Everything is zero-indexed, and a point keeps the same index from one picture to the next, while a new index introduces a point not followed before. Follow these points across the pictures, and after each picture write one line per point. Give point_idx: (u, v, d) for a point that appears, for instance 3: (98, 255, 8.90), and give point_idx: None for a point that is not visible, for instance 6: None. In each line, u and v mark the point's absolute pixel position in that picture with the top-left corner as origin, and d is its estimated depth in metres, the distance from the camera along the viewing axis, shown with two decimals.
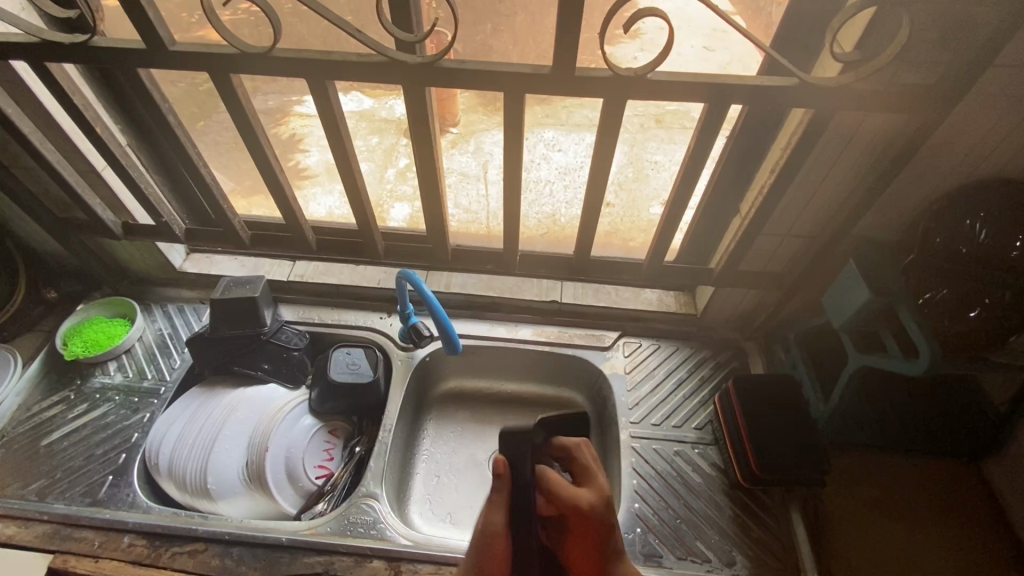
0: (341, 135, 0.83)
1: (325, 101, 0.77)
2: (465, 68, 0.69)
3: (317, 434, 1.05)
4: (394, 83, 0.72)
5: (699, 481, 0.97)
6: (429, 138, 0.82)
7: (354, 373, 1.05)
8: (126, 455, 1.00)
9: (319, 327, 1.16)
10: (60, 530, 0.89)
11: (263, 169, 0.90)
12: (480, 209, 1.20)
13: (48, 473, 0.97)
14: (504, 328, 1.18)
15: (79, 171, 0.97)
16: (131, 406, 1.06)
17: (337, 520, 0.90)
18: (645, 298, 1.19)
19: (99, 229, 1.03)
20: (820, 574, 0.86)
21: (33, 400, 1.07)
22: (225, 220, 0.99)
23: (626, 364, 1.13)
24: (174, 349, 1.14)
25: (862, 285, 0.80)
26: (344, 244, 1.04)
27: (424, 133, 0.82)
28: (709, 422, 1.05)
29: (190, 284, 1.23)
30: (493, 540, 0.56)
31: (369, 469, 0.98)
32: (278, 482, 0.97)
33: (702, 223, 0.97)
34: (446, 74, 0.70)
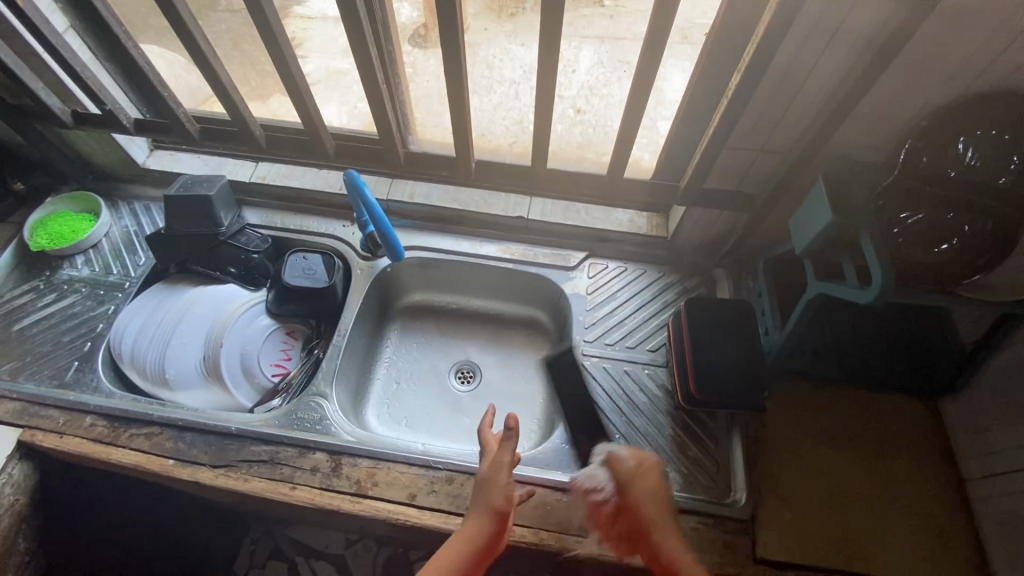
0: (265, 13, 0.76)
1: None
2: None
3: (273, 334, 1.06)
4: None
5: (644, 401, 0.98)
6: (361, 23, 0.76)
7: (310, 278, 1.04)
8: (91, 343, 1.03)
9: (281, 231, 1.15)
10: (29, 408, 0.95)
11: (194, 52, 0.85)
12: (442, 112, 1.05)
13: (20, 356, 1.02)
14: (467, 244, 1.15)
15: (17, 52, 0.92)
16: (96, 298, 1.08)
17: (286, 415, 0.94)
18: (616, 218, 1.13)
19: (49, 118, 1.00)
20: (750, 494, 0.87)
21: (5, 288, 1.10)
22: (171, 113, 0.96)
23: (588, 285, 1.10)
24: (139, 246, 1.15)
25: (827, 206, 0.74)
26: (294, 142, 1.01)
27: (355, 18, 0.76)
28: (664, 346, 1.04)
29: (155, 182, 1.21)
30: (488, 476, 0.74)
31: (321, 369, 1.01)
32: (234, 378, 1.01)
33: (672, 135, 0.90)
34: None
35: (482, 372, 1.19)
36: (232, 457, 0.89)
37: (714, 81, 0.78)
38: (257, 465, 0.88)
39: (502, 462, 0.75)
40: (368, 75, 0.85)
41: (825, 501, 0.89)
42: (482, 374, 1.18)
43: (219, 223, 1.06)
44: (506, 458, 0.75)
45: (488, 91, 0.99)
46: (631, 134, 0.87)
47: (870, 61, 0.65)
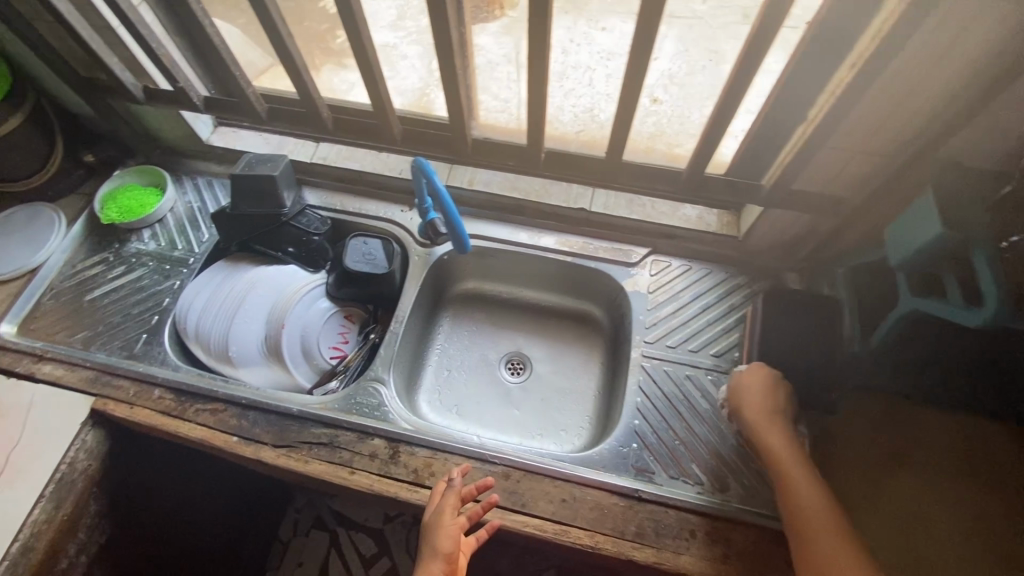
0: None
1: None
2: None
3: (332, 317, 1.07)
4: None
5: (707, 408, 0.95)
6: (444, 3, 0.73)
7: (370, 264, 1.04)
8: (158, 317, 1.06)
9: (340, 214, 1.14)
10: (101, 377, 0.98)
11: (269, 29, 0.83)
12: (510, 96, 1.01)
13: (91, 325, 1.05)
14: (525, 234, 1.12)
15: (92, 25, 0.92)
16: (163, 273, 1.11)
17: (345, 399, 0.95)
18: (683, 215, 1.09)
19: (122, 93, 1.02)
20: None
21: (77, 259, 1.13)
22: (240, 92, 0.95)
23: (650, 283, 1.06)
24: (202, 222, 1.16)
25: (934, 217, 0.68)
26: (362, 126, 0.99)
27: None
28: (729, 351, 1.00)
29: (218, 159, 1.22)
30: (433, 521, 0.77)
31: (379, 354, 1.01)
32: (294, 358, 1.02)
33: (757, 131, 0.84)
34: None
35: (533, 364, 1.17)
36: (293, 438, 0.91)
37: (816, 76, 0.72)
38: (317, 448, 0.90)
39: (443, 524, 0.76)
40: (443, 57, 0.82)
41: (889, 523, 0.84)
42: (533, 367, 1.17)
43: (283, 204, 1.06)
44: (451, 515, 0.77)
45: (561, 77, 0.95)
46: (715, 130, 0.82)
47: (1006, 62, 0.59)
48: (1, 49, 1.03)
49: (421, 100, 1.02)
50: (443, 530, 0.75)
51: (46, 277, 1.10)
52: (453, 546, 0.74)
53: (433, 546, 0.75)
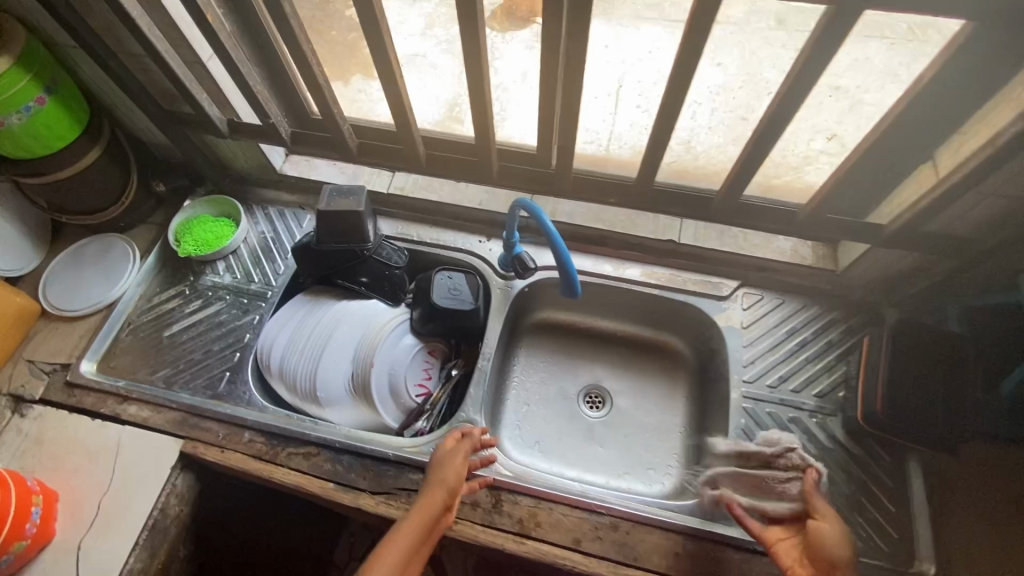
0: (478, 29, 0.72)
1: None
2: None
3: (417, 354, 1.04)
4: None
5: (814, 452, 0.91)
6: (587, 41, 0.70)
7: (455, 299, 1.02)
8: (239, 354, 1.03)
9: (417, 245, 1.12)
10: (188, 419, 0.96)
11: (380, 68, 0.81)
12: (603, 128, 0.97)
13: (173, 363, 1.03)
14: (609, 266, 1.09)
15: (184, 60, 0.90)
16: (241, 307, 1.09)
17: (440, 442, 0.92)
18: (778, 247, 1.06)
19: (207, 127, 0.99)
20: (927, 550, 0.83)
21: (152, 292, 1.11)
22: (336, 127, 0.94)
23: (743, 318, 1.03)
24: (277, 254, 1.14)
25: None
26: (461, 164, 0.99)
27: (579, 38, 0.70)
28: (832, 391, 0.96)
29: (290, 188, 1.19)
30: (444, 458, 0.83)
31: (470, 395, 0.98)
32: (382, 396, 0.99)
33: (878, 169, 0.81)
34: None
35: (613, 399, 1.14)
36: (391, 484, 0.88)
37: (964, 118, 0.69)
38: (417, 495, 0.87)
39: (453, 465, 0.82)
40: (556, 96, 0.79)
41: None
42: (613, 401, 1.14)
43: (365, 239, 1.03)
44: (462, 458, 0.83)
45: None
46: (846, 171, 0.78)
47: None
48: (80, 82, 1.00)
49: (454, 109, 0.97)
50: (452, 468, 0.81)
51: (123, 312, 1.08)
52: (455, 486, 0.80)
53: (439, 482, 0.80)
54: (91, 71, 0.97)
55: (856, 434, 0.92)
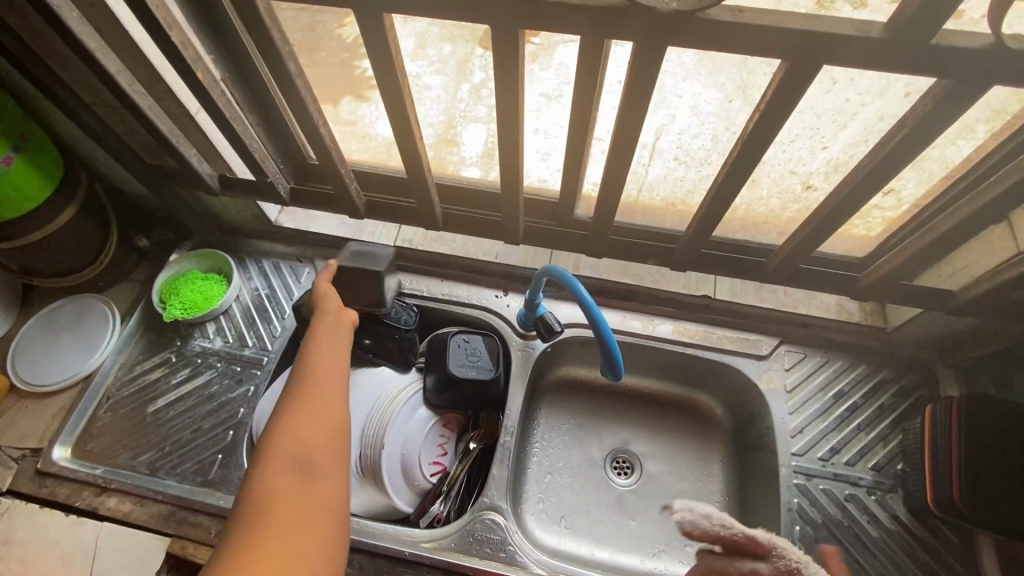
0: (518, 87, 0.64)
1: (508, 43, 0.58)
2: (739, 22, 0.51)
3: (432, 427, 0.94)
4: (619, 37, 0.55)
5: (876, 536, 0.83)
6: (645, 99, 0.61)
7: (474, 366, 0.93)
8: (233, 432, 0.93)
9: (428, 301, 1.02)
10: (175, 513, 0.85)
11: (396, 121, 0.73)
12: (634, 180, 0.88)
13: (157, 444, 0.92)
14: (638, 322, 1.00)
15: (169, 113, 0.80)
16: (234, 376, 0.98)
17: (461, 536, 0.82)
18: (821, 302, 1.00)
19: (195, 182, 0.89)
20: None
21: (134, 360, 1.00)
22: (342, 185, 0.85)
23: (786, 380, 0.95)
24: (273, 314, 1.03)
25: None
26: (479, 223, 0.93)
27: (635, 102, 0.62)
28: (889, 463, 0.88)
29: (286, 240, 1.09)
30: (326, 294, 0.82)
31: (492, 476, 0.88)
32: (394, 479, 0.89)
33: (949, 230, 0.73)
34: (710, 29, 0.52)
35: (643, 464, 1.04)
36: None
37: None
38: None
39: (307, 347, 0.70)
40: None
41: None
42: (643, 466, 1.03)
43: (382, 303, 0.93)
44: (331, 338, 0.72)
45: (700, 163, 0.82)
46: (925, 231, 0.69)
47: None
48: (52, 135, 0.90)
49: (448, 132, 0.85)
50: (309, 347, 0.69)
51: (102, 385, 0.97)
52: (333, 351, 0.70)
53: (313, 354, 0.68)
54: (64, 123, 0.87)
55: (921, 514, 0.83)
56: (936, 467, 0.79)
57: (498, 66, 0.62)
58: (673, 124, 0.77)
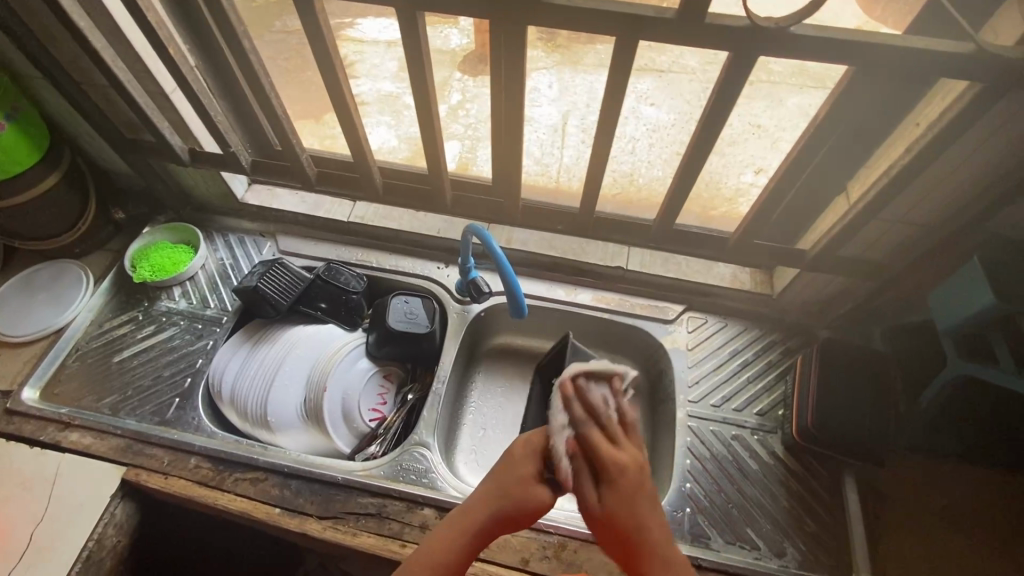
0: (422, 69, 0.78)
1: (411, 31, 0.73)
2: (575, 5, 0.64)
3: (372, 377, 1.05)
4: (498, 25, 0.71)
5: (755, 468, 0.94)
6: (518, 78, 0.75)
7: (411, 323, 1.04)
8: (190, 379, 1.03)
9: (376, 271, 1.14)
10: (132, 445, 0.95)
11: (335, 98, 0.87)
12: (552, 160, 1.05)
13: (120, 389, 1.02)
14: (562, 290, 1.12)
15: (148, 92, 0.94)
16: (195, 333, 1.08)
17: (390, 466, 0.93)
18: (718, 273, 1.11)
19: (168, 155, 1.02)
20: (869, 561, 0.85)
21: (103, 318, 1.10)
22: (295, 157, 0.98)
23: (688, 340, 1.07)
24: (234, 280, 1.14)
25: (985, 287, 0.71)
26: (415, 191, 1.04)
27: (512, 79, 0.75)
28: (772, 409, 1.00)
29: (250, 216, 1.21)
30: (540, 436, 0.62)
31: (422, 418, 0.99)
32: (334, 421, 0.99)
33: (798, 199, 0.87)
34: (552, 10, 0.65)
35: None
36: (339, 508, 0.88)
37: (859, 151, 0.77)
38: (365, 519, 0.88)
39: (533, 440, 0.62)
40: (499, 129, 0.85)
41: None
42: None
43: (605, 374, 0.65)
44: (542, 431, 0.62)
45: None
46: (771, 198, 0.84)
47: None
48: (43, 112, 1.03)
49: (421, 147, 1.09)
50: (537, 438, 0.62)
51: (71, 337, 1.07)
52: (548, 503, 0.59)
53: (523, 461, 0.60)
54: (54, 100, 0.99)
55: (795, 449, 0.95)
56: (800, 405, 0.92)
57: (408, 55, 0.76)
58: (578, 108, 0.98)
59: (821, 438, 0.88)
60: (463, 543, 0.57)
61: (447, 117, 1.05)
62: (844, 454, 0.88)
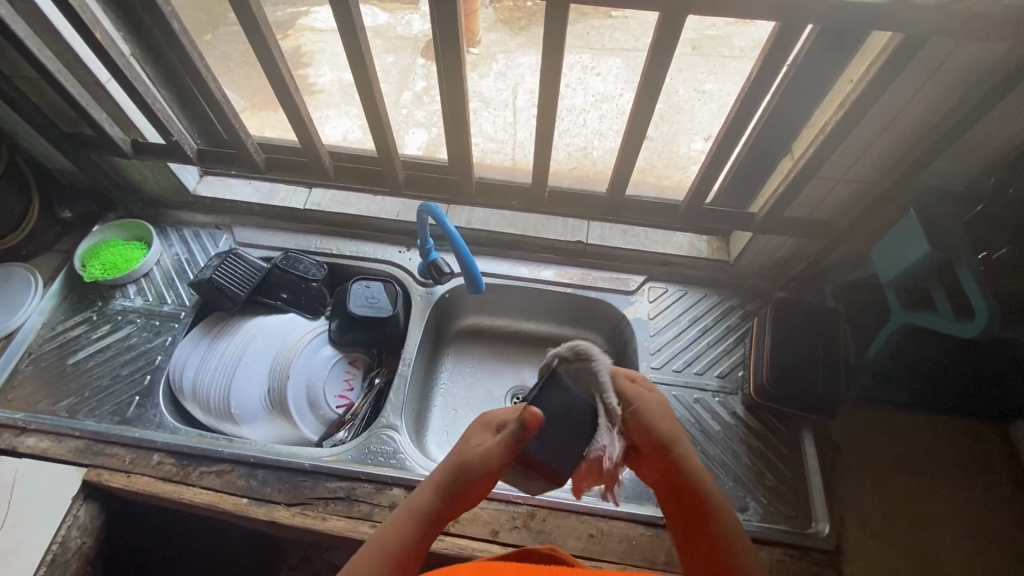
0: (360, 49, 0.76)
1: (344, 7, 0.71)
2: None
3: (336, 364, 1.05)
4: None
5: (718, 429, 0.97)
6: (458, 53, 0.74)
7: (373, 307, 1.03)
8: (150, 376, 1.01)
9: (337, 258, 1.13)
10: (92, 446, 0.93)
11: (277, 85, 0.84)
12: (506, 138, 1.08)
13: (77, 390, 1.00)
14: (525, 269, 1.12)
15: (81, 82, 0.91)
16: (152, 330, 1.06)
17: (358, 449, 0.93)
18: (676, 242, 1.12)
19: (110, 148, 0.99)
20: (827, 510, 0.88)
21: (56, 320, 1.07)
22: (241, 145, 0.96)
23: (650, 310, 1.09)
24: (190, 274, 1.12)
25: (920, 238, 0.73)
26: (366, 172, 1.03)
27: (452, 54, 0.74)
28: (733, 371, 1.03)
29: (204, 208, 1.18)
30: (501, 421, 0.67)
31: (389, 401, 0.98)
32: (300, 409, 0.99)
33: (746, 163, 0.89)
34: None
35: None
36: (307, 495, 0.88)
37: (801, 111, 0.78)
38: (334, 503, 0.88)
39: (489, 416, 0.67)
40: (447, 108, 0.84)
41: (879, 520, 0.89)
42: None
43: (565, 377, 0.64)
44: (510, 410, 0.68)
45: None
46: (717, 164, 0.85)
47: (970, 108, 0.65)
48: None
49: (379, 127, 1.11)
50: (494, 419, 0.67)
51: (23, 342, 1.04)
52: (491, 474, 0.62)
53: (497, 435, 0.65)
54: None
55: (755, 408, 0.98)
56: (757, 365, 0.94)
57: (344, 34, 0.75)
58: (524, 82, 1.09)
59: (778, 396, 0.91)
60: (423, 519, 0.60)
61: (410, 105, 1.14)
62: (799, 409, 0.91)
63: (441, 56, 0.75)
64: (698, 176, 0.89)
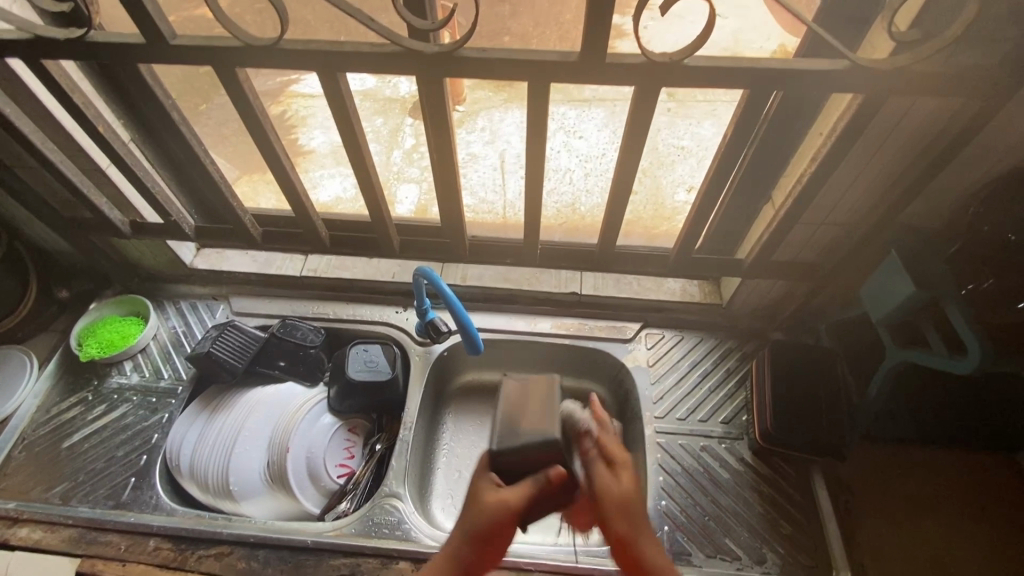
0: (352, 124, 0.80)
1: (335, 88, 0.74)
2: (484, 55, 0.65)
3: (337, 432, 1.03)
4: (405, 71, 0.69)
5: (728, 477, 0.95)
6: (447, 125, 0.77)
7: (372, 371, 1.02)
8: (146, 457, 0.99)
9: (334, 322, 1.13)
10: (86, 534, 0.90)
11: (271, 162, 0.87)
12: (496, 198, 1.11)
13: (71, 475, 0.97)
14: (522, 322, 1.13)
15: (82, 169, 0.94)
16: (149, 408, 1.05)
17: (361, 522, 0.90)
18: (668, 288, 1.14)
19: (108, 229, 1.01)
20: (847, 558, 0.86)
21: (51, 403, 1.06)
22: (235, 217, 0.98)
23: (648, 356, 1.09)
24: (188, 348, 1.12)
25: (906, 279, 0.74)
26: (357, 239, 1.05)
27: (439, 125, 0.78)
28: (737, 416, 1.02)
29: (201, 280, 1.19)
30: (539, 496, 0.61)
31: (391, 468, 0.96)
32: (300, 482, 0.96)
33: (729, 212, 0.91)
34: (464, 63, 0.66)
35: None
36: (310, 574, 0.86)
37: (777, 163, 0.81)
38: None
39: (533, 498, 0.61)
40: (439, 175, 0.87)
41: (901, 565, 0.87)
42: None
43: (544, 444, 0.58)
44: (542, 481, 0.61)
45: None
46: (701, 215, 0.88)
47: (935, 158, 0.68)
48: None
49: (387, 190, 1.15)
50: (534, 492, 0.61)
51: (17, 428, 1.02)
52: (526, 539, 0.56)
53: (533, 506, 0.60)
54: None
55: (763, 454, 0.96)
56: (760, 409, 0.94)
57: (335, 110, 0.78)
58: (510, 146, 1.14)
59: (784, 440, 0.90)
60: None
61: (402, 163, 1.18)
62: (807, 453, 0.90)
63: (432, 128, 0.78)
64: (684, 227, 0.92)
